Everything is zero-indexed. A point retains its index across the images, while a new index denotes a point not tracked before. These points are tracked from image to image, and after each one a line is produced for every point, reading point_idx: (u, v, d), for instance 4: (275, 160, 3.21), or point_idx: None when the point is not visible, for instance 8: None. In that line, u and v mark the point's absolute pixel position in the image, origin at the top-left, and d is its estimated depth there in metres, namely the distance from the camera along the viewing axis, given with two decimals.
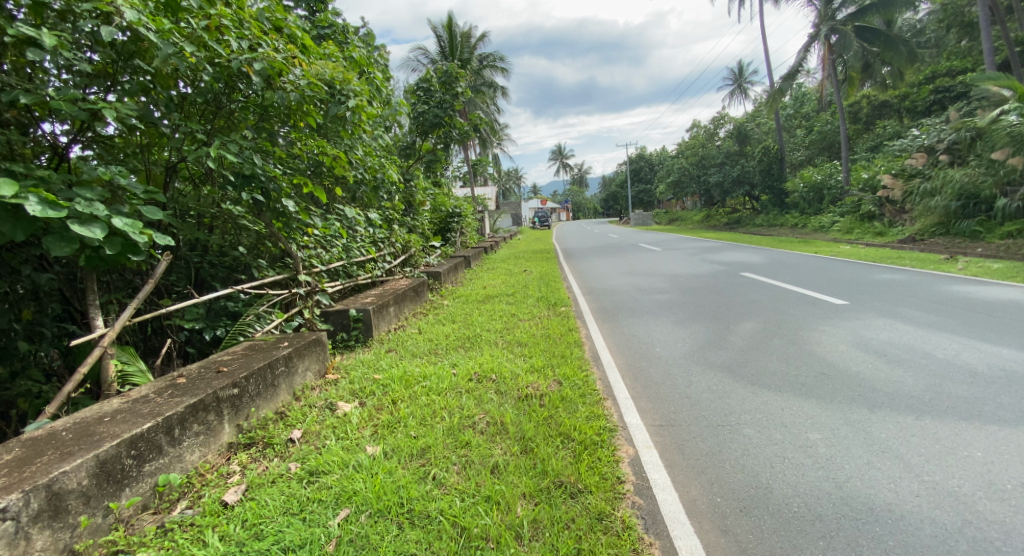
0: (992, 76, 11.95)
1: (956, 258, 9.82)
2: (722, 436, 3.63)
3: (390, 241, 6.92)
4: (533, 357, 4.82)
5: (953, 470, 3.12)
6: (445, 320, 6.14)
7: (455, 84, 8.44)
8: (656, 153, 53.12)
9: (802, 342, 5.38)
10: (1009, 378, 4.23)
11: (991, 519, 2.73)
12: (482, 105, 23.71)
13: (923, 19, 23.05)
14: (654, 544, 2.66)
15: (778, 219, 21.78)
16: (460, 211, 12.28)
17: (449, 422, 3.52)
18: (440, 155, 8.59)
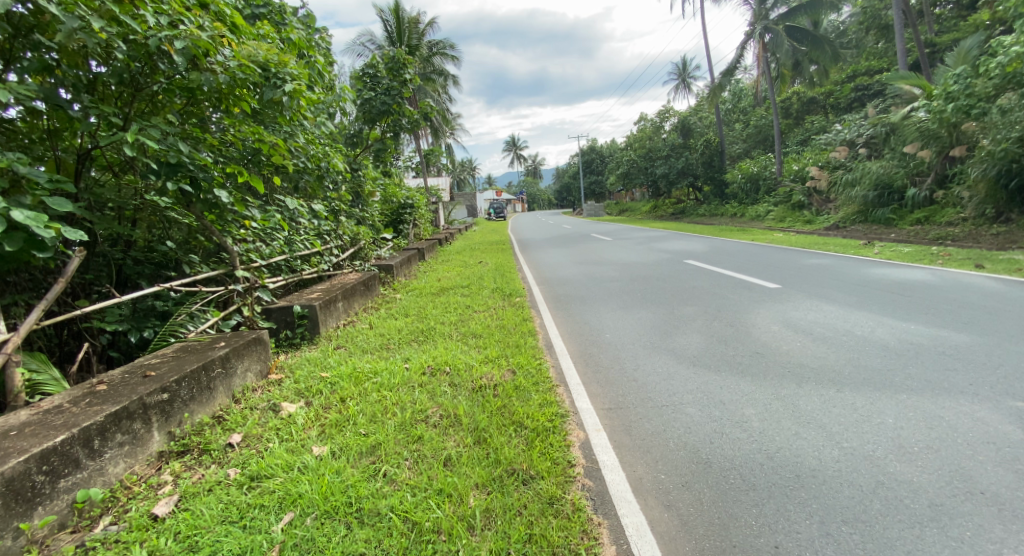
0: (903, 75, 12.92)
1: (873, 244, 10.40)
2: (666, 416, 3.70)
3: (339, 234, 6.69)
4: (487, 348, 4.76)
5: (867, 436, 3.28)
6: (397, 314, 5.99)
7: (403, 70, 8.16)
8: (605, 145, 54.01)
9: (740, 325, 5.55)
10: (918, 351, 4.51)
11: (901, 479, 2.89)
12: (432, 94, 23.32)
13: (846, 21, 24.37)
14: (603, 524, 2.67)
15: (720, 209, 22.60)
16: (413, 202, 12.06)
17: (401, 417, 3.43)
18: (388, 144, 8.32)
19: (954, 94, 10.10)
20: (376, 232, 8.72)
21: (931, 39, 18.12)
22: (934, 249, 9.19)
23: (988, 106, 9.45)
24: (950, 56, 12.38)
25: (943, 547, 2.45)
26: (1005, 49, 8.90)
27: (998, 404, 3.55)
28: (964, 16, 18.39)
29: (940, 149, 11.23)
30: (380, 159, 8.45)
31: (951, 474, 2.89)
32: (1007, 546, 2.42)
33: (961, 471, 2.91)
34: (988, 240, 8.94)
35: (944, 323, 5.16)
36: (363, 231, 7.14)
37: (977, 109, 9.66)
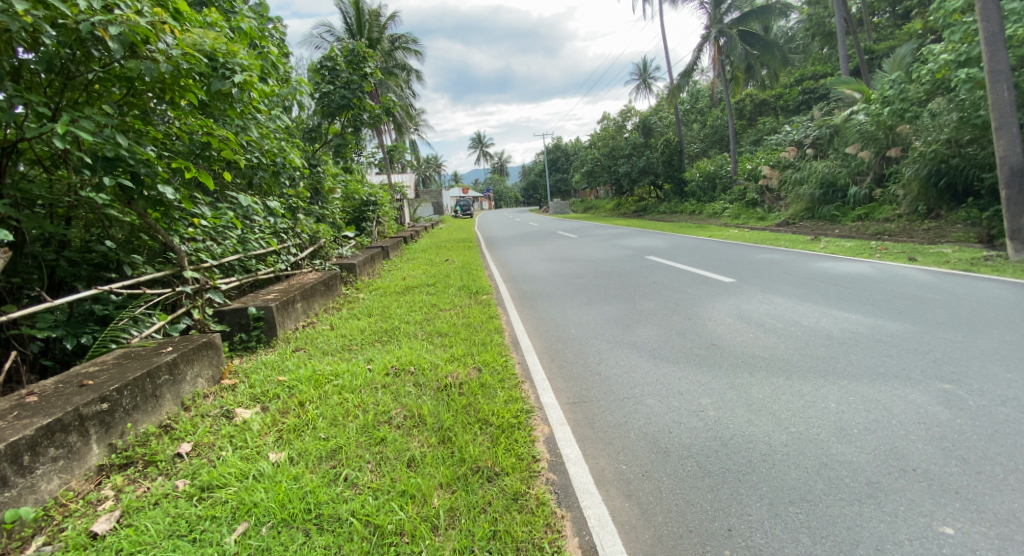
0: (845, 80, 13.54)
1: (819, 239, 10.80)
2: (627, 408, 3.72)
3: (296, 232, 6.49)
4: (453, 346, 4.70)
5: (812, 420, 3.39)
6: (359, 314, 5.85)
7: (363, 64, 7.95)
8: (569, 144, 54.40)
9: (697, 318, 5.66)
10: (858, 339, 4.68)
11: (843, 459, 2.98)
12: (396, 89, 22.98)
13: (795, 28, 25.33)
14: (566, 517, 2.66)
15: (679, 207, 23.05)
16: (376, 199, 11.85)
17: (363, 419, 3.33)
18: (349, 140, 8.12)
19: (890, 98, 10.47)
20: (337, 229, 8.51)
21: (870, 46, 18.99)
22: (873, 243, 9.59)
23: (920, 110, 9.87)
24: (886, 63, 12.91)
25: (879, 522, 2.53)
26: (934, 56, 9.18)
27: (928, 388, 3.71)
28: (899, 25, 19.36)
29: (878, 149, 11.81)
30: (341, 154, 8.26)
31: (887, 454, 3.00)
32: (936, 519, 2.51)
33: (895, 451, 3.02)
34: (922, 235, 9.38)
35: (882, 312, 5.38)
36: (323, 229, 6.94)
37: (910, 113, 10.07)
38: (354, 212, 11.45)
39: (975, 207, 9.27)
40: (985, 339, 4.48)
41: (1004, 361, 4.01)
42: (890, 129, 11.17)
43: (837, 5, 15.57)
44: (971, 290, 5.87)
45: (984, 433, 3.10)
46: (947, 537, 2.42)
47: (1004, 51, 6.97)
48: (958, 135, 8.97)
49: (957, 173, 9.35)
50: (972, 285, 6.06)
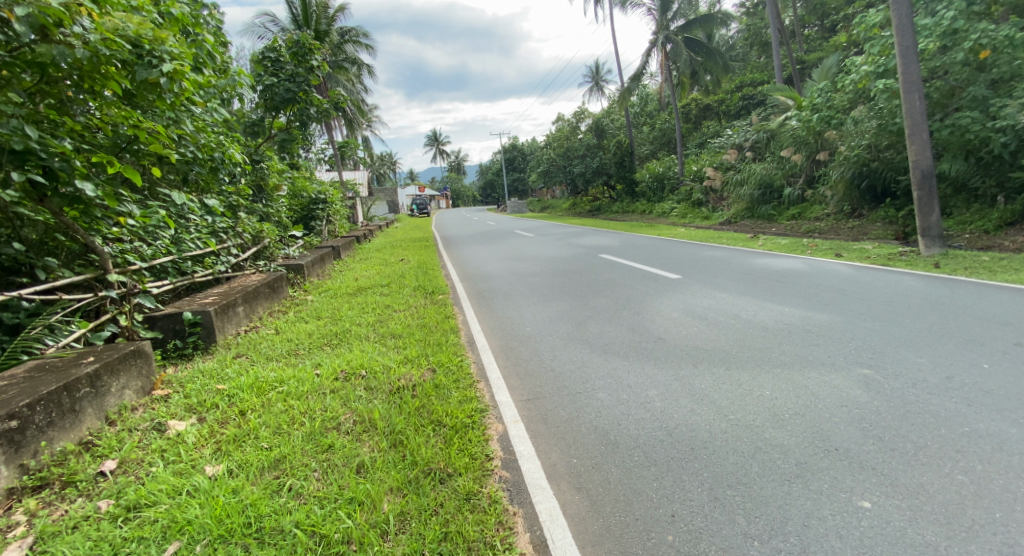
0: (780, 88, 14.23)
1: (757, 237, 11.27)
2: (579, 402, 3.74)
3: (238, 232, 6.16)
4: (407, 348, 4.59)
5: (749, 407, 3.53)
6: (306, 317, 5.64)
7: (309, 57, 7.68)
8: (524, 144, 54.59)
9: (646, 313, 5.76)
10: (791, 330, 4.91)
11: (776, 443, 3.12)
12: (346, 83, 22.37)
13: (735, 37, 26.45)
14: (518, 513, 2.63)
15: (631, 206, 23.51)
16: (324, 197, 11.47)
17: (310, 426, 3.20)
18: (295, 135, 7.66)
19: (819, 106, 11.06)
20: (283, 228, 8.18)
21: (802, 57, 20.05)
22: (805, 240, 10.09)
23: (844, 117, 10.43)
24: (815, 73, 13.58)
25: (806, 499, 2.66)
26: (856, 67, 9.66)
27: (850, 373, 3.95)
28: (828, 37, 20.47)
29: (809, 153, 12.39)
30: (286, 151, 7.85)
31: (814, 437, 3.16)
32: (855, 494, 2.68)
33: (821, 433, 3.19)
34: (847, 232, 9.94)
35: (813, 304, 5.65)
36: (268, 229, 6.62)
37: (836, 120, 10.65)
38: (302, 211, 11.03)
39: (892, 207, 9.91)
40: (899, 326, 4.80)
41: (916, 347, 4.31)
42: (818, 134, 11.80)
43: (773, 17, 16.24)
44: (889, 282, 6.27)
45: (897, 413, 3.36)
46: (865, 510, 2.57)
47: (916, 63, 7.40)
48: (877, 141, 9.49)
49: (876, 176, 9.98)
50: (888, 277, 6.48)
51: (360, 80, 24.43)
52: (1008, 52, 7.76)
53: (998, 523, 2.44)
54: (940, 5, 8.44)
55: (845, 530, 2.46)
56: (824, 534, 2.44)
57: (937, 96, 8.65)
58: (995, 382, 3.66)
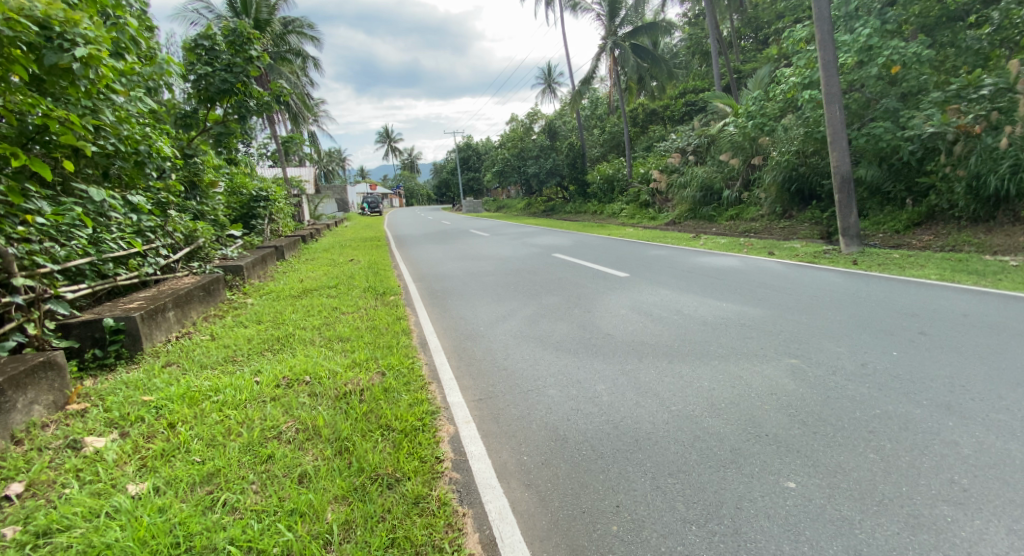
0: (718, 95, 14.88)
1: (697, 237, 11.73)
2: (530, 399, 3.81)
3: (168, 231, 5.91)
4: (355, 351, 4.52)
5: (689, 399, 3.70)
6: (245, 322, 5.46)
7: (247, 46, 7.23)
8: (476, 144, 54.47)
9: (596, 310, 5.91)
10: (727, 324, 5.16)
11: (714, 432, 3.29)
12: (290, 74, 21.70)
13: (678, 46, 27.45)
14: (467, 514, 2.66)
15: (583, 207, 23.92)
16: (267, 195, 11.08)
17: (248, 436, 3.12)
18: (232, 128, 7.40)
19: (752, 113, 11.45)
20: (219, 228, 7.86)
21: (738, 67, 21.04)
22: (741, 240, 10.59)
23: (775, 124, 11.03)
24: (750, 83, 14.10)
25: (739, 483, 2.82)
26: (785, 78, 10.27)
27: (779, 364, 4.20)
28: (762, 49, 21.59)
29: (745, 158, 12.99)
30: (222, 144, 7.54)
31: (746, 423, 3.36)
32: (783, 475, 2.87)
33: (752, 421, 3.39)
34: (778, 232, 10.49)
35: (748, 300, 5.95)
36: (201, 227, 6.39)
37: (767, 127, 11.25)
38: (241, 209, 10.58)
39: (818, 208, 10.56)
40: (823, 318, 5.15)
41: (837, 337, 4.63)
42: (753, 140, 12.42)
43: (712, 27, 16.75)
44: (814, 278, 6.69)
45: (820, 399, 3.61)
46: (790, 490, 2.76)
47: (837, 75, 7.92)
48: (804, 147, 10.07)
49: (804, 180, 10.60)
50: (813, 274, 6.91)
51: (305, 72, 23.73)
52: (916, 68, 8.51)
53: (905, 497, 2.67)
54: (857, 25, 9.18)
55: (773, 510, 2.63)
56: (754, 515, 2.60)
57: (855, 108, 9.32)
58: (903, 367, 3.99)
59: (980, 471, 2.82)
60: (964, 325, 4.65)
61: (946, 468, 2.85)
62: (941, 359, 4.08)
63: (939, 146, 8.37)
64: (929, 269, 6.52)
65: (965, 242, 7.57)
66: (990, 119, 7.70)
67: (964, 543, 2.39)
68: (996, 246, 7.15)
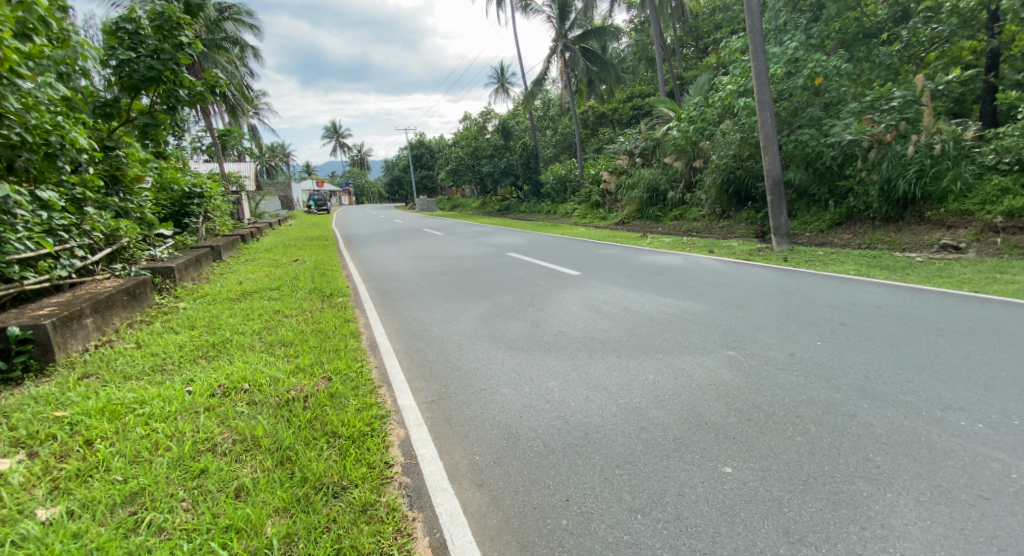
0: (663, 100, 15.43)
1: (644, 236, 12.16)
2: (484, 399, 3.93)
3: (84, 229, 5.60)
4: (298, 356, 4.52)
5: (636, 391, 3.92)
6: (176, 327, 5.32)
7: (176, 33, 6.69)
8: (430, 143, 54.03)
9: (549, 308, 6.10)
10: (671, 319, 5.44)
11: (658, 423, 3.51)
12: (226, 64, 20.89)
13: (625, 51, 28.24)
14: (418, 518, 2.76)
15: (537, 207, 24.21)
16: (201, 191, 10.71)
17: (178, 451, 3.11)
18: (160, 119, 6.87)
19: (693, 118, 12.05)
20: (147, 226, 7.37)
21: (681, 73, 21.86)
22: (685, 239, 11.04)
23: (714, 129, 11.58)
24: (691, 89, 14.66)
25: (681, 471, 3.04)
26: (723, 86, 10.84)
27: (717, 356, 4.49)
28: (703, 56, 22.51)
29: (687, 161, 13.49)
30: (149, 136, 7.01)
31: (688, 413, 3.60)
32: (720, 461, 3.10)
33: (693, 410, 3.63)
34: (718, 232, 11.01)
35: (691, 295, 6.28)
36: (123, 225, 6.10)
37: (707, 131, 11.78)
38: (172, 206, 10.24)
39: (753, 209, 11.14)
40: (757, 312, 5.50)
41: (769, 330, 4.98)
42: (694, 143, 12.98)
43: (657, 34, 17.31)
44: (751, 275, 7.10)
45: (754, 388, 3.90)
46: (726, 474, 3.00)
47: (768, 85, 8.40)
48: (740, 151, 10.61)
49: (741, 182, 11.11)
50: (749, 271, 7.34)
51: (242, 62, 22.86)
52: (836, 80, 9.21)
53: (827, 475, 2.95)
54: (785, 38, 9.80)
55: (711, 495, 2.85)
56: (694, 501, 2.81)
57: (784, 116, 9.89)
58: (826, 356, 4.34)
59: (891, 449, 3.14)
60: (879, 315, 5.09)
61: (862, 448, 3.16)
62: (858, 347, 4.45)
63: (856, 153, 9.11)
64: (849, 265, 7.05)
65: (878, 240, 8.21)
66: (899, 128, 8.46)
67: (877, 514, 2.66)
68: (905, 243, 7.83)
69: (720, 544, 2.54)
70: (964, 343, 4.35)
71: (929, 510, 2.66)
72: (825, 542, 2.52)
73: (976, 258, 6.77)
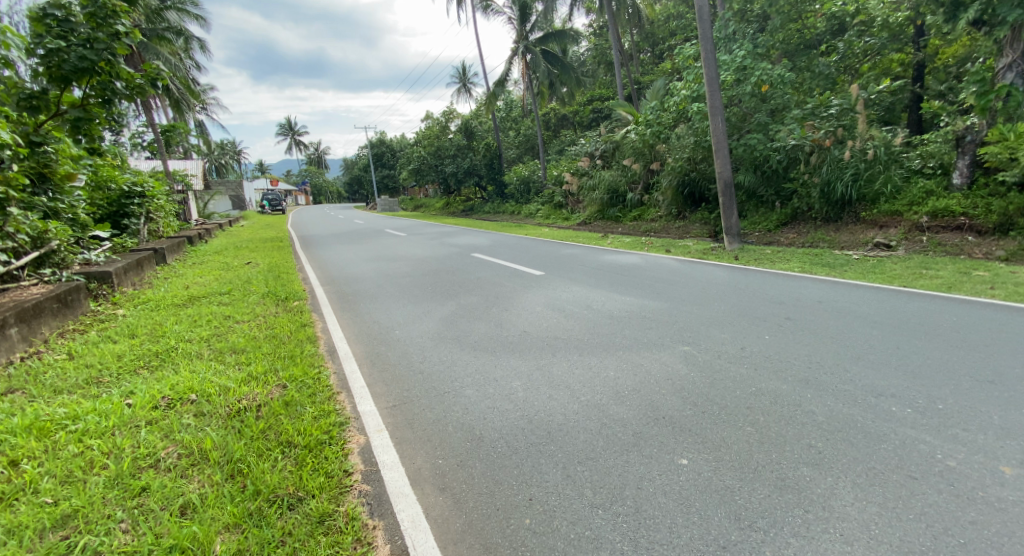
0: (622, 103, 15.79)
1: (605, 236, 12.46)
2: (447, 401, 4.02)
3: (7, 231, 5.31)
4: (250, 364, 4.49)
5: (597, 389, 4.08)
6: (114, 336, 5.20)
7: (112, 20, 5.91)
8: (391, 143, 53.47)
9: (512, 308, 6.22)
10: (631, 317, 5.64)
11: (618, 418, 3.67)
12: (170, 57, 20.10)
13: (585, 55, 28.70)
14: (378, 526, 2.82)
15: (500, 208, 24.35)
16: (142, 191, 10.37)
17: (116, 468, 3.06)
18: (94, 113, 6.23)
19: (650, 122, 12.44)
20: (80, 229, 7.13)
21: (639, 78, 22.41)
22: (644, 239, 11.39)
23: (670, 133, 11.96)
24: (648, 94, 15.03)
25: (640, 464, 3.20)
26: (677, 91, 11.27)
27: (673, 351, 4.70)
28: (659, 62, 23.15)
29: (645, 163, 13.83)
30: (81, 130, 6.38)
31: (647, 409, 3.77)
32: (677, 454, 3.28)
33: (651, 405, 3.81)
34: (674, 232, 11.39)
35: (649, 294, 6.51)
36: (54, 227, 5.86)
37: (664, 135, 12.16)
38: (109, 206, 9.93)
39: (707, 211, 11.56)
40: (710, 308, 5.76)
41: (722, 325, 5.23)
42: (651, 146, 13.36)
43: (615, 38, 17.70)
44: (705, 273, 7.39)
45: (708, 382, 4.12)
46: (681, 466, 3.18)
47: (719, 91, 8.75)
48: (694, 154, 11.01)
49: (696, 184, 11.52)
50: (704, 269, 7.64)
51: (186, 56, 22.04)
52: (780, 87, 9.67)
53: (775, 463, 3.16)
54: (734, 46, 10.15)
55: (667, 486, 3.02)
56: (653, 493, 2.97)
57: (735, 121, 10.33)
58: (773, 349, 4.61)
59: (832, 435, 3.38)
60: (822, 310, 5.41)
61: (806, 435, 3.39)
62: (803, 340, 4.73)
63: (799, 156, 9.59)
64: (794, 262, 7.43)
65: (820, 239, 8.66)
66: (837, 134, 9.06)
67: (819, 497, 2.87)
68: (843, 242, 8.26)
69: (677, 534, 2.70)
70: (897, 335, 4.68)
71: (864, 492, 2.89)
72: (773, 527, 2.71)
73: (906, 255, 7.24)
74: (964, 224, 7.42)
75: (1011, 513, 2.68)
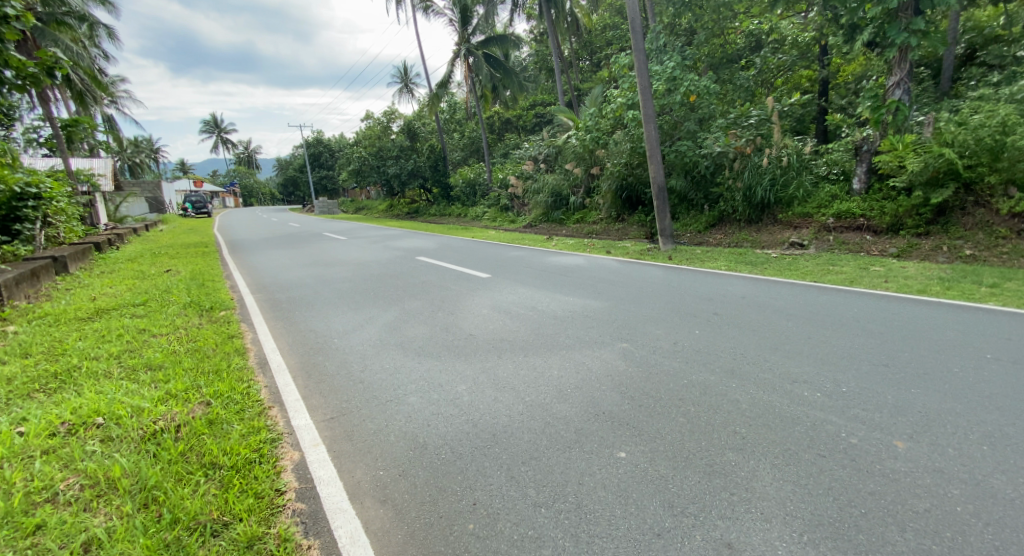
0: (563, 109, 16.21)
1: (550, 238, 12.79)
2: (390, 410, 4.13)
3: None
4: (168, 382, 4.41)
5: (541, 388, 4.30)
6: (6, 357, 4.96)
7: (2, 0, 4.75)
8: (331, 143, 52.17)
9: (457, 312, 6.37)
10: (574, 317, 5.90)
11: (561, 417, 3.90)
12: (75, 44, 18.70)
13: (526, 60, 29.14)
14: (313, 545, 2.89)
15: (446, 210, 24.34)
16: (41, 192, 9.71)
17: (8, 504, 2.96)
18: None
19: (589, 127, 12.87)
20: None
21: (579, 84, 23.02)
22: (586, 240, 11.79)
23: (608, 138, 12.43)
24: (588, 100, 15.46)
25: (581, 460, 3.43)
26: (613, 99, 11.79)
27: (613, 348, 4.98)
28: (597, 69, 23.89)
29: (586, 167, 14.25)
30: None
31: (588, 406, 4.02)
32: (615, 447, 3.54)
33: (592, 402, 4.06)
34: (614, 233, 11.86)
35: (590, 294, 6.81)
36: None
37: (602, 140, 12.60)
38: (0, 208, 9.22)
39: (644, 214, 12.10)
40: (647, 307, 6.11)
41: (657, 322, 5.57)
42: (591, 151, 13.71)
43: (552, 41, 17.65)
44: (642, 273, 7.78)
45: (645, 377, 4.41)
46: (619, 459, 3.44)
47: (651, 100, 9.18)
48: (631, 159, 11.48)
49: (633, 188, 12.03)
50: (641, 269, 8.03)
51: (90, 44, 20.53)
52: (707, 98, 10.34)
53: (704, 450, 3.46)
54: (665, 57, 10.73)
55: (606, 479, 3.26)
56: (593, 488, 3.20)
57: (666, 128, 10.72)
58: (703, 344, 4.97)
59: (753, 420, 3.73)
60: (747, 306, 5.85)
61: (731, 422, 3.73)
62: (729, 334, 5.12)
63: (724, 162, 10.12)
64: (721, 262, 7.94)
65: (744, 240, 9.28)
66: (756, 142, 9.75)
67: (742, 480, 3.19)
68: (764, 242, 8.90)
69: (615, 525, 2.93)
70: (810, 326, 5.15)
71: (780, 471, 3.23)
72: (701, 511, 2.99)
73: (815, 254, 7.88)
74: (863, 225, 8.19)
75: (902, 483, 3.07)
